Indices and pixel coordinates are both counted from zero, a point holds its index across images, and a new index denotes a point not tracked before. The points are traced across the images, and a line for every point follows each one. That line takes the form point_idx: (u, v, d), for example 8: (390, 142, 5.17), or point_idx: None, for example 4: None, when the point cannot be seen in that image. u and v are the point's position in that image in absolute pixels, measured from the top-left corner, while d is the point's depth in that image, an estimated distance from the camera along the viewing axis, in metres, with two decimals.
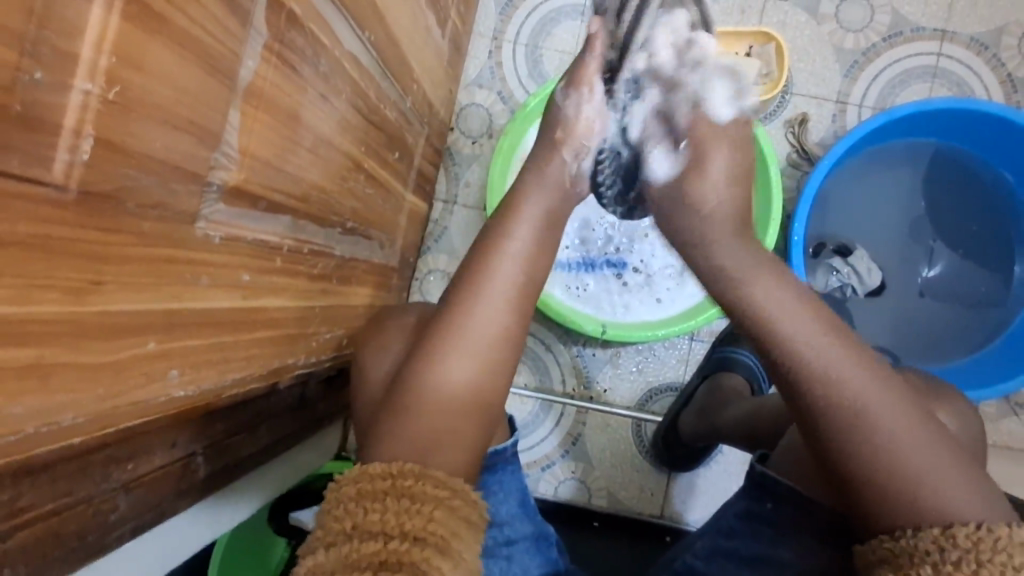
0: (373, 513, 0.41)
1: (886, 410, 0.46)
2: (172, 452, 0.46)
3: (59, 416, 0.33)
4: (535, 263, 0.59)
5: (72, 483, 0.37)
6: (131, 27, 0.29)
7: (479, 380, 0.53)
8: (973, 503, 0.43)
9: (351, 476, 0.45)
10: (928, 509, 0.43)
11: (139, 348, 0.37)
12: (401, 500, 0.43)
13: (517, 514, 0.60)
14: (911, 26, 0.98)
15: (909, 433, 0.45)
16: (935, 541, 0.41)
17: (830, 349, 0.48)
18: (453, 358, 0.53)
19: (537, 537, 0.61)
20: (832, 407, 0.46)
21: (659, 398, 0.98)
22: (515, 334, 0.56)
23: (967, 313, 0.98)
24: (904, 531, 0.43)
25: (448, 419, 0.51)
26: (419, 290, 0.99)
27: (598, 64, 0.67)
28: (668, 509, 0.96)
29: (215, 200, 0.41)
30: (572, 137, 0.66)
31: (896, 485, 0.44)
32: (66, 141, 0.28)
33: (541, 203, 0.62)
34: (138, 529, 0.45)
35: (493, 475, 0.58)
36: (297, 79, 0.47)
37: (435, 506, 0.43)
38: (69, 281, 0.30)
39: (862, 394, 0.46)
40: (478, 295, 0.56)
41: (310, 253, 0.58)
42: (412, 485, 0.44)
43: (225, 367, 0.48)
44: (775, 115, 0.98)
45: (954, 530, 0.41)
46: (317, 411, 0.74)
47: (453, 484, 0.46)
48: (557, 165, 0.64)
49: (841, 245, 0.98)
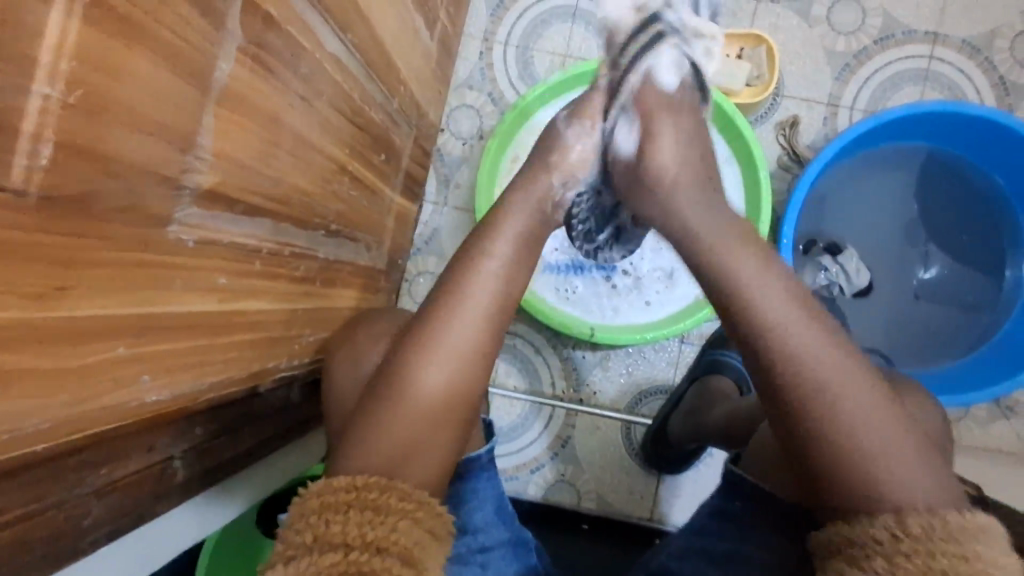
0: (334, 524, 0.41)
1: (852, 392, 0.48)
2: (149, 456, 0.45)
3: (24, 422, 0.32)
4: (510, 273, 0.59)
5: (43, 489, 0.37)
6: (94, 30, 0.29)
7: (455, 388, 0.53)
8: (926, 487, 0.46)
9: (314, 488, 0.44)
10: (882, 494, 0.45)
11: (108, 353, 0.37)
12: (364, 512, 0.43)
13: (493, 521, 0.59)
14: (902, 28, 0.98)
15: (873, 420, 0.47)
16: (888, 528, 0.43)
17: (801, 327, 0.51)
18: (429, 366, 0.53)
19: (513, 543, 0.60)
20: (803, 394, 0.49)
21: (648, 400, 0.98)
22: (492, 343, 0.56)
23: (958, 315, 0.98)
24: (858, 517, 0.45)
25: (426, 423, 0.51)
26: (408, 292, 0.98)
27: (601, 105, 0.67)
28: (657, 512, 0.96)
29: (189, 203, 0.41)
30: (562, 166, 0.66)
31: (854, 473, 0.46)
32: (25, 145, 0.27)
33: (521, 211, 0.62)
34: (114, 534, 0.45)
35: (466, 483, 0.58)
36: (276, 82, 0.47)
37: (398, 517, 0.43)
38: (33, 286, 0.30)
39: (833, 382, 0.48)
40: (454, 305, 0.56)
41: (292, 256, 0.57)
42: (376, 497, 0.44)
43: (202, 371, 0.48)
44: (765, 118, 0.98)
45: (906, 517, 0.43)
46: (301, 413, 0.74)
47: (417, 496, 0.46)
48: (542, 185, 0.65)
49: (831, 244, 0.98)
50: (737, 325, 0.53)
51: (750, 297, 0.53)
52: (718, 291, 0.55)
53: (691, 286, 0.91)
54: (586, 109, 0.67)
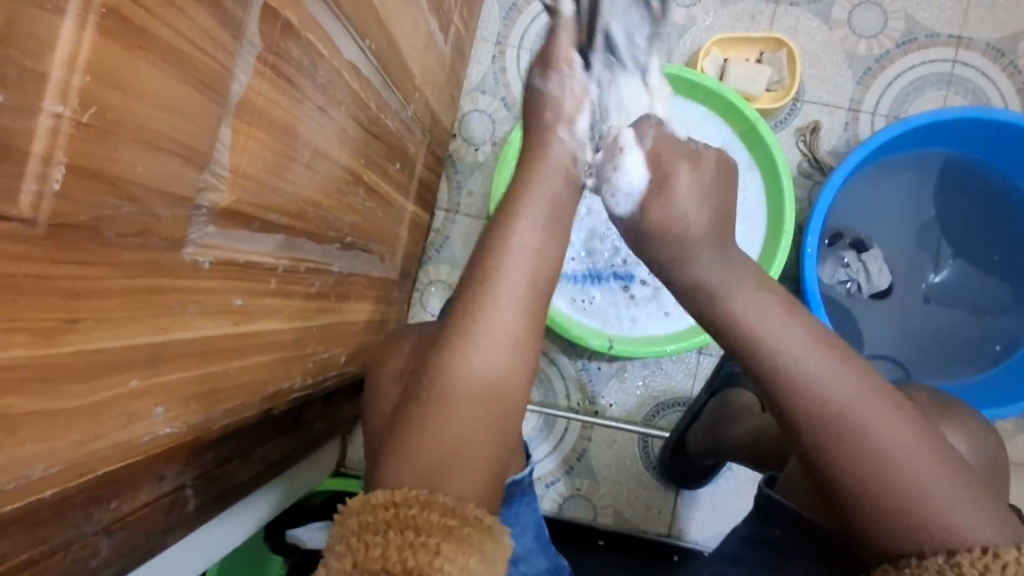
0: (373, 547, 0.37)
1: (880, 422, 0.45)
2: (159, 486, 0.43)
3: (29, 468, 0.30)
4: (549, 268, 0.55)
5: (50, 530, 0.34)
6: (110, 43, 0.27)
7: (495, 384, 0.50)
8: (981, 524, 0.42)
9: (354, 508, 0.41)
10: (930, 535, 0.42)
11: (120, 388, 0.35)
12: (404, 533, 0.38)
13: (533, 548, 0.59)
14: (925, 32, 0.95)
15: (909, 450, 0.44)
16: (940, 573, 0.40)
17: (818, 356, 0.48)
18: (470, 360, 0.50)
19: (551, 572, 0.60)
20: (828, 426, 0.46)
21: (665, 412, 0.95)
22: (536, 347, 0.53)
23: (970, 319, 0.96)
24: (908, 560, 0.42)
25: (457, 428, 0.47)
26: (419, 302, 0.96)
27: (574, 41, 0.60)
28: (675, 528, 0.94)
29: (204, 223, 0.38)
30: (562, 119, 0.61)
31: (897, 514, 0.43)
32: (34, 169, 0.25)
33: (547, 193, 0.58)
34: (124, 569, 0.42)
35: (510, 509, 0.56)
36: (294, 92, 0.44)
37: (441, 537, 0.38)
38: (40, 321, 0.28)
39: (863, 412, 0.45)
40: (482, 303, 0.52)
41: (307, 271, 0.55)
42: (417, 515, 0.40)
43: (215, 399, 0.46)
44: (785, 123, 0.96)
45: (958, 558, 0.40)
46: (315, 431, 0.72)
47: (463, 512, 0.41)
48: (557, 147, 0.60)
49: (858, 241, 0.96)
50: (758, 371, 0.50)
51: (761, 331, 0.50)
52: (732, 327, 0.52)
53: None
54: (556, 53, 0.60)
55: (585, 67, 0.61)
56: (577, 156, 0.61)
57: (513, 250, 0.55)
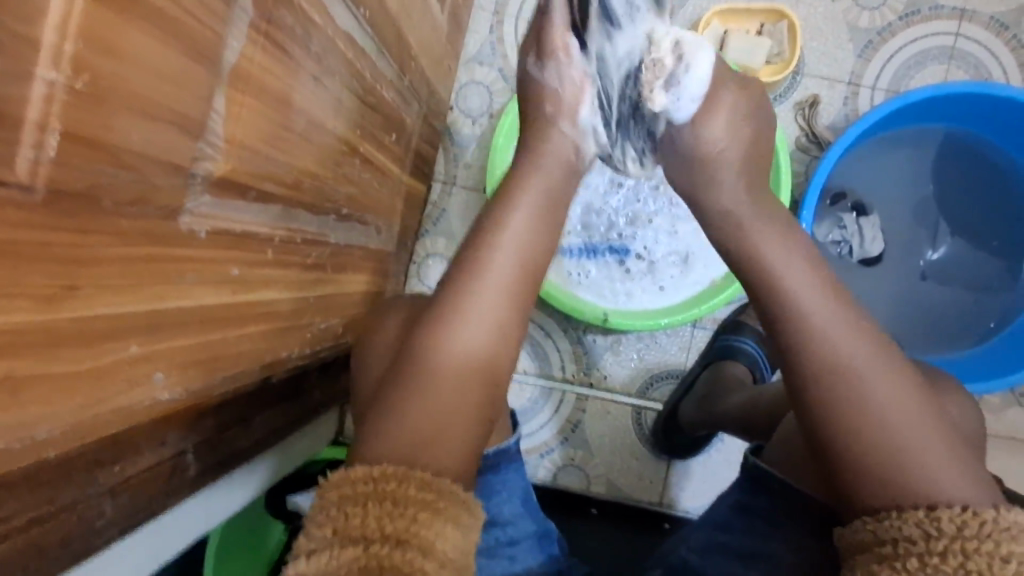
0: (353, 517, 0.39)
1: (880, 383, 0.47)
2: (161, 451, 0.44)
3: (33, 430, 0.31)
4: (532, 234, 0.56)
5: (55, 491, 0.35)
6: (104, 10, 0.27)
7: (481, 352, 0.51)
8: (960, 488, 0.44)
9: (334, 480, 0.42)
10: (912, 492, 0.43)
11: (121, 353, 0.35)
12: (382, 504, 0.40)
13: (520, 513, 0.60)
14: (929, 4, 0.94)
15: (904, 414, 0.46)
16: (919, 526, 0.41)
17: (828, 312, 0.50)
18: (460, 334, 0.51)
19: (540, 536, 0.61)
20: (833, 377, 0.48)
21: (658, 385, 0.97)
22: (513, 318, 0.54)
23: (964, 296, 0.96)
24: (886, 514, 0.43)
25: (450, 388, 0.49)
26: (416, 274, 0.96)
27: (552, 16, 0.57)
28: (666, 497, 0.96)
29: (200, 192, 0.39)
30: (563, 112, 0.60)
31: (885, 470, 0.45)
32: (30, 136, 0.25)
33: (536, 165, 0.59)
34: (128, 531, 0.44)
35: (496, 474, 0.58)
36: (288, 61, 0.44)
37: (418, 508, 0.40)
38: (41, 287, 0.28)
39: (867, 371, 0.47)
40: (472, 272, 0.53)
41: (302, 243, 0.55)
42: (394, 488, 0.41)
43: (214, 367, 0.46)
44: (785, 96, 0.95)
45: (938, 513, 0.41)
46: (312, 400, 0.73)
47: (439, 485, 0.42)
48: (552, 133, 0.59)
49: (859, 204, 0.96)
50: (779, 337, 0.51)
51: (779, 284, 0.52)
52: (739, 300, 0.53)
53: (706, 272, 0.90)
54: (548, 42, 0.57)
55: (579, 47, 0.58)
56: (581, 146, 0.61)
57: (504, 224, 0.56)
